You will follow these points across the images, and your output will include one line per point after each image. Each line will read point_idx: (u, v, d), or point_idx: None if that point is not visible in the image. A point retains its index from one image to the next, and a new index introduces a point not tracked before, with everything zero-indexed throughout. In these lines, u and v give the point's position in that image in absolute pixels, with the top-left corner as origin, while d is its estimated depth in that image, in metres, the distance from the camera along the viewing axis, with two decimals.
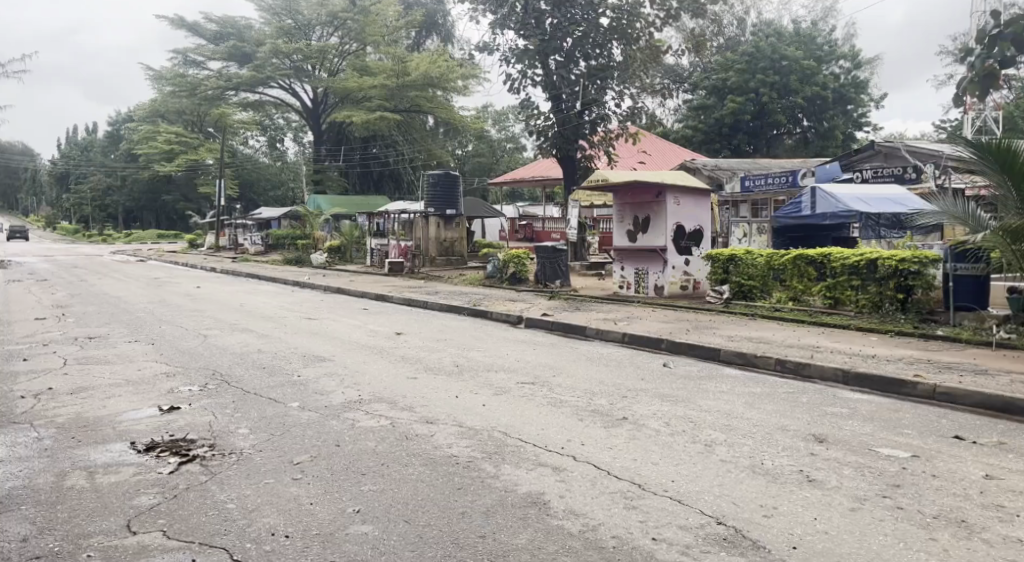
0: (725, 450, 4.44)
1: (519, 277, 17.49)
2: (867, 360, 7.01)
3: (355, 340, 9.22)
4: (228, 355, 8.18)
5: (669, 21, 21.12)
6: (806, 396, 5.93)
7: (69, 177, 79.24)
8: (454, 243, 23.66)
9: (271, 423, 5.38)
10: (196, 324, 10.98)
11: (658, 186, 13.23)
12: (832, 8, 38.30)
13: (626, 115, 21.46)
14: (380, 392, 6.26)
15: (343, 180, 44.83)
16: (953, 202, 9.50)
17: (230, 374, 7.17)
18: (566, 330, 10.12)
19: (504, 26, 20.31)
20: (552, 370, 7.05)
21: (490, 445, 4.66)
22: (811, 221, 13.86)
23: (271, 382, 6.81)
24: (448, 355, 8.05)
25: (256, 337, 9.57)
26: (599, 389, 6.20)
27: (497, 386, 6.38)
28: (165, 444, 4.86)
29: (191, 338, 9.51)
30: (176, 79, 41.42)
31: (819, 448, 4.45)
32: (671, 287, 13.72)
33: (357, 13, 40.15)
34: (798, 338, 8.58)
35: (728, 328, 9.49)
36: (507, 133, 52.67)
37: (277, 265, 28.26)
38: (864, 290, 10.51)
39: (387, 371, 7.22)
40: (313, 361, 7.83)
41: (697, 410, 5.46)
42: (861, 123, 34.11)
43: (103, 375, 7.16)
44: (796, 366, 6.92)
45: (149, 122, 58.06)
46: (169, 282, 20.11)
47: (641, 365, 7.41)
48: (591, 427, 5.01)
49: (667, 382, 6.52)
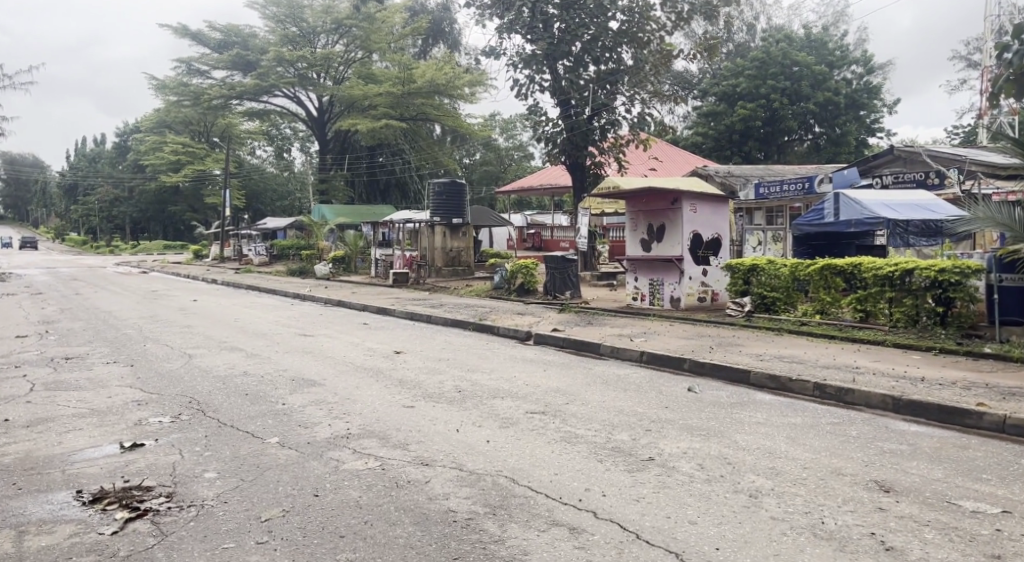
0: (774, 503, 3.70)
1: (527, 288, 16.79)
2: (916, 385, 6.21)
3: (348, 361, 8.51)
4: (209, 380, 7.51)
5: (680, 24, 20.44)
6: (856, 429, 5.16)
7: (78, 190, 79.08)
8: (460, 253, 22.96)
9: (242, 466, 4.72)
10: (184, 342, 10.35)
11: (674, 192, 12.59)
12: (844, 13, 37.47)
13: (636, 120, 20.81)
14: (371, 425, 5.57)
15: (348, 189, 44.17)
16: (995, 207, 8.51)
17: (207, 402, 6.51)
18: (578, 347, 9.40)
19: (511, 31, 19.60)
20: (564, 397, 6.33)
21: (495, 496, 3.94)
22: (835, 228, 13.11)
23: (251, 411, 6.15)
24: (449, 379, 7.30)
25: (242, 357, 8.91)
26: (618, 421, 5.47)
27: (504, 417, 5.66)
28: (115, 495, 4.22)
29: (174, 358, 8.89)
30: (181, 88, 40.96)
31: (888, 501, 3.69)
32: (688, 299, 12.98)
33: (362, 20, 39.80)
34: (833, 356, 7.82)
35: (754, 345, 8.74)
36: (515, 141, 52.28)
37: (281, 276, 27.71)
38: (898, 303, 9.72)
39: (381, 398, 6.49)
40: (301, 386, 7.13)
41: (731, 448, 4.74)
42: (875, 128, 33.15)
43: (68, 405, 6.51)
44: (837, 391, 6.16)
45: (155, 133, 57.81)
46: (166, 295, 19.55)
47: (664, 390, 6.66)
48: (614, 471, 4.28)
49: (693, 412, 5.77)
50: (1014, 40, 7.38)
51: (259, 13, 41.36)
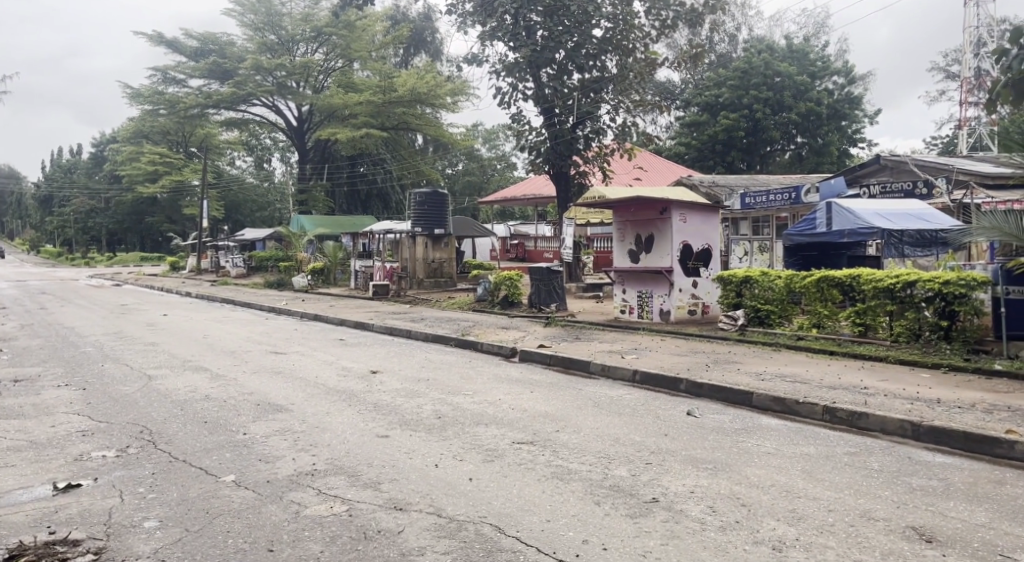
0: (804, 558, 3.19)
1: (511, 300, 16.23)
2: (932, 407, 5.74)
3: (320, 383, 7.89)
4: (166, 406, 6.88)
5: (664, 32, 20.10)
6: (877, 460, 4.68)
7: (53, 201, 77.35)
8: (442, 263, 22.37)
9: (189, 512, 4.14)
10: (145, 361, 9.68)
11: (663, 202, 12.14)
12: (824, 24, 37.58)
13: (621, 129, 20.45)
14: (341, 459, 5.01)
15: (329, 200, 43.44)
16: (1004, 217, 8.11)
17: (160, 432, 5.90)
18: (567, 365, 8.87)
19: (493, 38, 19.21)
20: (553, 423, 5.82)
21: (478, 551, 3.39)
22: (827, 238, 12.68)
23: (207, 443, 5.56)
24: (428, 403, 6.73)
25: (206, 378, 8.29)
26: (614, 452, 4.94)
27: (489, 448, 5.13)
28: (35, 550, 3.62)
29: (132, 381, 8.24)
30: (156, 96, 40.06)
31: (933, 555, 3.19)
32: (678, 312, 12.52)
33: (342, 28, 39.21)
34: (836, 375, 7.36)
35: (752, 362, 8.27)
36: (497, 152, 52.21)
37: (258, 288, 26.94)
38: (898, 317, 9.29)
39: (353, 427, 5.90)
40: (266, 412, 6.54)
41: (742, 485, 4.23)
42: (856, 139, 33.07)
43: (4, 437, 5.87)
44: (850, 416, 5.68)
45: (132, 143, 56.72)
46: (135, 310, 18.77)
47: (661, 414, 6.14)
48: (614, 517, 3.74)
49: (695, 441, 5.25)
50: None
51: (236, 20, 40.62)
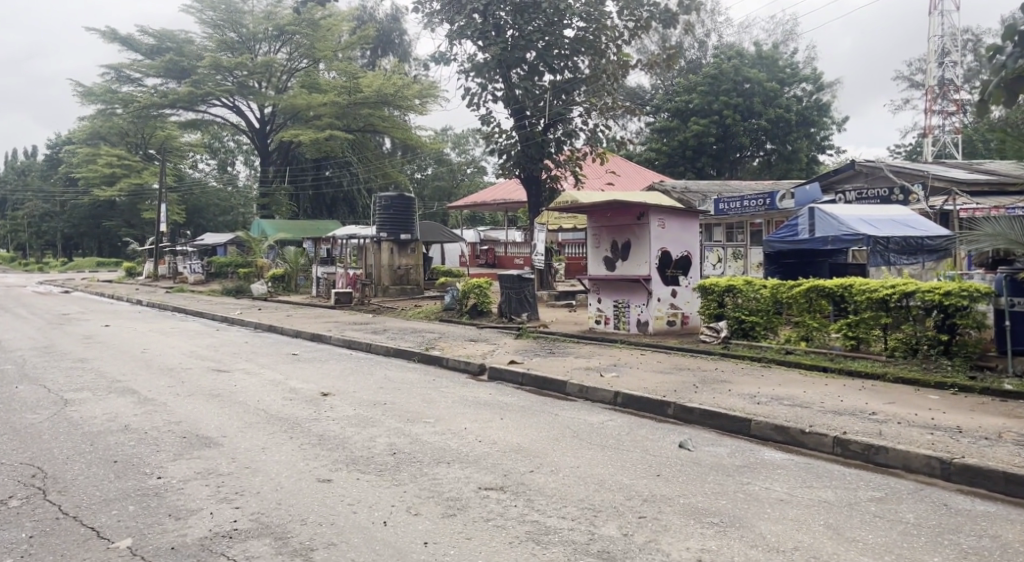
0: None
1: (479, 310, 15.35)
2: (957, 439, 5.04)
3: (261, 409, 6.93)
4: (75, 440, 5.86)
5: (637, 33, 19.38)
6: (912, 510, 3.95)
7: (6, 206, 73.79)
8: (409, 270, 21.35)
9: None
10: (67, 382, 8.58)
11: (640, 206, 11.43)
12: (792, 31, 37.53)
13: (593, 132, 19.72)
14: (271, 512, 4.13)
15: (293, 203, 42.02)
16: (1009, 223, 7.47)
17: (58, 477, 4.92)
18: (540, 386, 8.04)
19: (461, 37, 18.39)
20: (527, 461, 4.98)
21: None
22: (809, 246, 11.99)
23: (110, 491, 4.60)
24: (382, 434, 5.84)
25: (131, 404, 7.26)
26: (600, 502, 4.13)
27: (450, 497, 4.28)
28: None
29: (43, 407, 7.17)
30: (108, 95, 38.32)
31: None
32: (657, 323, 11.77)
33: (305, 27, 37.97)
34: (838, 398, 6.64)
35: (743, 381, 7.56)
36: (466, 156, 51.41)
37: (215, 296, 25.67)
38: (894, 330, 8.67)
39: (291, 466, 5.01)
40: (190, 448, 5.58)
41: (757, 549, 3.44)
42: (825, 146, 32.95)
43: None
44: (865, 450, 4.98)
45: (89, 145, 54.55)
46: (75, 320, 17.36)
47: (650, 447, 5.36)
48: None
49: (692, 484, 4.46)
50: (1004, 41, 5.63)
51: (195, 17, 38.94)
